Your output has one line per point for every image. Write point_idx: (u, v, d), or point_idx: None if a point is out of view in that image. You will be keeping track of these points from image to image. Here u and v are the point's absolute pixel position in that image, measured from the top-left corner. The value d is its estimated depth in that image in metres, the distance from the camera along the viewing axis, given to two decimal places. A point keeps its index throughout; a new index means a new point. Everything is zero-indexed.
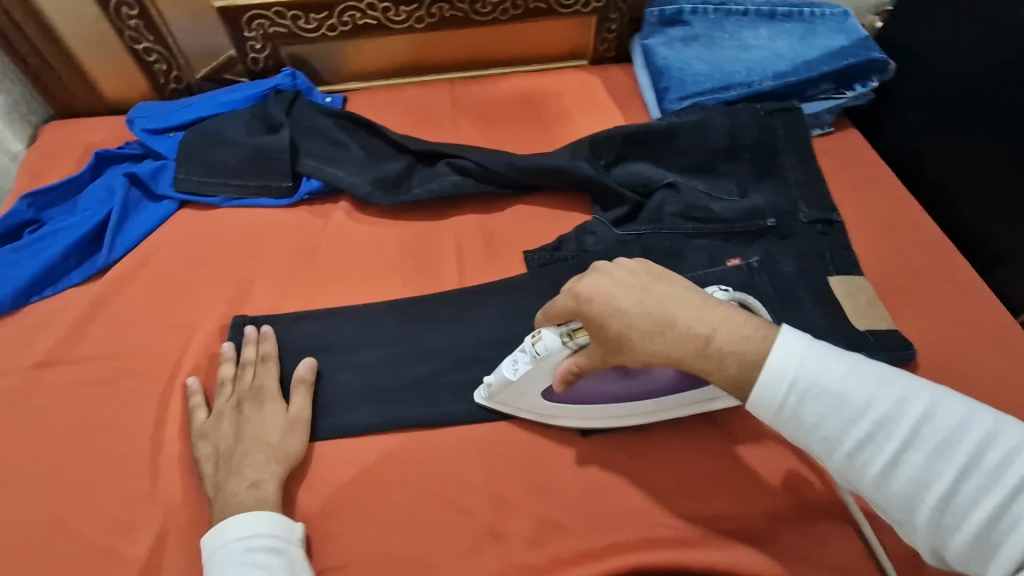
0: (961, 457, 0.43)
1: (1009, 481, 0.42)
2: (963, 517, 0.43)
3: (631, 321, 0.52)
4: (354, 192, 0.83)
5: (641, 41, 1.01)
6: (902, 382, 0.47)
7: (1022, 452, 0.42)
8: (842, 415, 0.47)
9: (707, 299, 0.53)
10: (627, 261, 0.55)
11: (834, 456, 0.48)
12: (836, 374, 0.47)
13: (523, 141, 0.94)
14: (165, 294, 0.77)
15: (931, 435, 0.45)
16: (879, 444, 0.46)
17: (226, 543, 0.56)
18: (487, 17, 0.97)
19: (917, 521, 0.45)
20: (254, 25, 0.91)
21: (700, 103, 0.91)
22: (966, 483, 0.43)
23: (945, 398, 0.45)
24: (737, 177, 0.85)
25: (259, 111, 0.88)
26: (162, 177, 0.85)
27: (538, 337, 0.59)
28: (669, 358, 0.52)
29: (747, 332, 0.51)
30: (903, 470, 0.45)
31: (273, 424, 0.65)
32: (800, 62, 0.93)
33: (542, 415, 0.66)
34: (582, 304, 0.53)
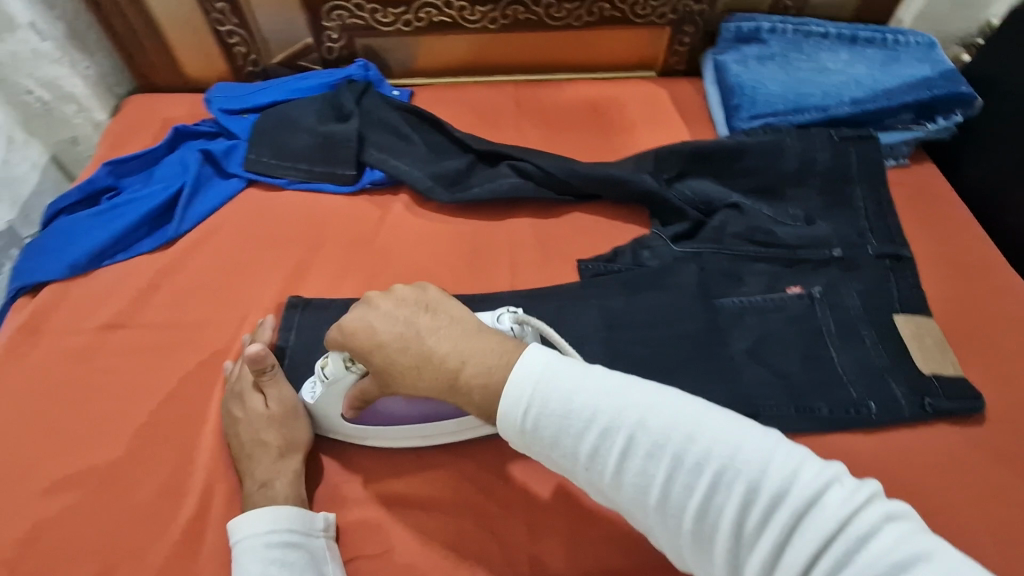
0: (669, 455, 0.45)
1: (705, 473, 0.43)
2: (679, 515, 0.44)
3: (389, 354, 0.53)
4: (415, 186, 0.84)
5: (713, 56, 0.99)
6: (618, 389, 0.47)
7: (727, 444, 0.44)
8: (576, 427, 0.47)
9: (467, 329, 0.53)
10: (402, 291, 0.56)
11: (577, 469, 0.48)
12: (569, 387, 0.47)
13: (584, 148, 0.93)
14: (226, 269, 0.79)
15: (644, 439, 0.45)
16: (607, 453, 0.46)
17: (248, 538, 0.57)
18: (560, 22, 0.97)
19: (650, 524, 0.46)
20: (333, 15, 0.93)
21: (772, 125, 0.90)
22: (676, 479, 0.44)
23: (651, 398, 0.47)
24: (804, 203, 0.83)
25: (331, 100, 0.90)
26: (233, 155, 0.87)
27: (326, 361, 0.61)
28: (423, 390, 0.53)
29: (493, 361, 0.50)
30: (627, 476, 0.46)
31: (278, 426, 0.64)
32: (879, 90, 0.90)
33: (349, 436, 0.66)
34: (344, 337, 0.55)
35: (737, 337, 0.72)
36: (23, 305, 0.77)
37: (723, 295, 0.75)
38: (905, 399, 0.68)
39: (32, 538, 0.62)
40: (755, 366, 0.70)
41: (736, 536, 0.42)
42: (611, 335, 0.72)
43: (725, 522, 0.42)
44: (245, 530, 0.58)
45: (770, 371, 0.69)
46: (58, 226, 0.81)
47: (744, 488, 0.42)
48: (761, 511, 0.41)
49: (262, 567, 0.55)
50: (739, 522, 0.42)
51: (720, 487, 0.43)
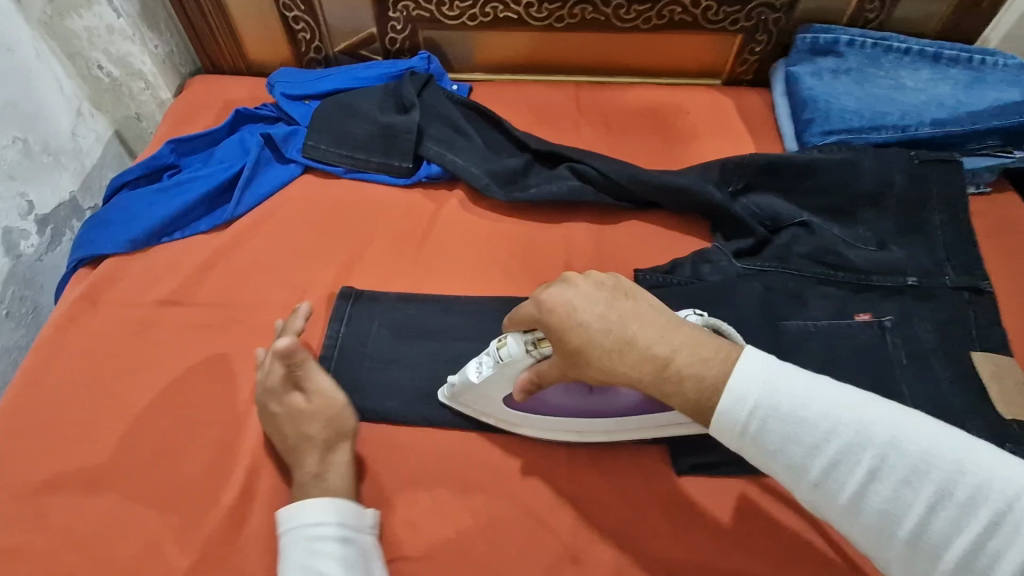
0: (931, 485, 0.39)
1: (981, 513, 0.37)
2: (939, 555, 0.38)
3: (591, 334, 0.49)
4: (472, 182, 0.83)
5: (784, 68, 0.95)
6: (864, 403, 0.43)
7: (1013, 482, 0.37)
8: (810, 438, 0.43)
9: (673, 320, 0.50)
10: (599, 275, 0.52)
11: (807, 484, 0.44)
12: (801, 393, 0.44)
13: (645, 154, 0.91)
14: (279, 253, 0.79)
15: (899, 460, 0.40)
16: (846, 471, 0.42)
17: (296, 528, 0.56)
18: (628, 23, 0.94)
19: (894, 557, 0.41)
20: (400, 6, 0.92)
21: (846, 141, 0.85)
22: (939, 514, 0.39)
23: (908, 417, 0.42)
24: (876, 226, 0.79)
25: (392, 91, 0.89)
26: (292, 141, 0.87)
27: (504, 340, 0.56)
28: (627, 377, 0.49)
29: (709, 356, 0.47)
30: (870, 500, 0.41)
31: (322, 419, 0.63)
32: (964, 112, 0.85)
33: (503, 420, 0.65)
34: (542, 311, 0.51)
35: (800, 362, 0.69)
36: (82, 276, 0.78)
37: (787, 317, 0.72)
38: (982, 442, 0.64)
39: (78, 507, 0.62)
40: None
41: None
42: None
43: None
44: (303, 527, 0.56)
45: None
46: (121, 200, 0.82)
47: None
48: None
49: (309, 560, 0.54)
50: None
51: (1000, 531, 0.36)
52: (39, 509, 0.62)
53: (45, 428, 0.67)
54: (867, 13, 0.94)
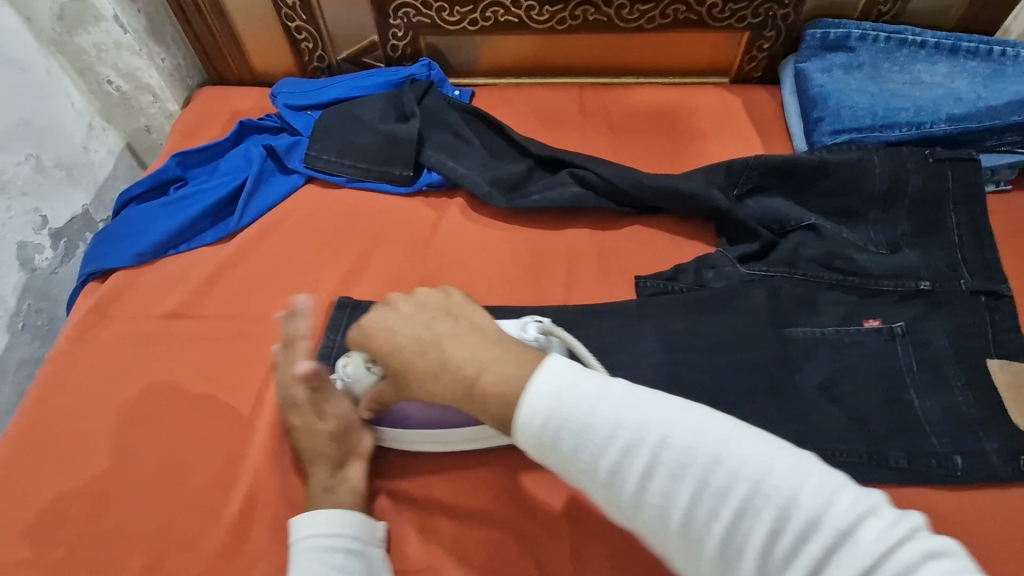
0: (693, 477, 0.43)
1: (732, 498, 0.42)
2: (701, 537, 0.42)
3: (406, 357, 0.53)
4: (472, 190, 0.83)
5: (794, 64, 0.93)
6: (643, 405, 0.46)
7: (755, 463, 0.42)
8: (599, 443, 0.45)
9: (483, 337, 0.52)
10: (425, 294, 0.56)
11: (597, 485, 0.46)
12: (590, 400, 0.46)
13: (649, 157, 0.89)
14: (282, 265, 0.80)
15: (668, 456, 0.44)
16: (631, 471, 0.44)
17: (313, 536, 0.57)
18: (631, 24, 0.92)
19: (668, 544, 0.44)
20: (400, 13, 0.92)
21: (857, 141, 0.83)
22: (701, 502, 0.42)
23: (676, 413, 0.45)
24: (888, 228, 0.76)
25: (393, 99, 0.89)
26: (295, 151, 0.88)
27: (347, 360, 0.65)
28: (437, 395, 0.51)
29: (510, 371, 0.49)
30: (650, 494, 0.44)
31: (334, 440, 0.63)
32: (982, 107, 0.82)
33: (369, 439, 0.67)
34: (364, 336, 0.55)
35: (807, 372, 0.67)
36: (92, 290, 0.80)
37: (794, 324, 0.70)
38: (995, 455, 0.62)
39: (91, 517, 0.64)
40: (828, 405, 0.65)
41: (762, 562, 0.41)
42: (670, 359, 0.68)
43: (752, 548, 0.41)
44: (310, 539, 0.57)
45: (843, 412, 0.64)
46: (129, 214, 0.83)
47: (775, 514, 0.40)
48: (792, 538, 0.40)
49: (324, 568, 0.55)
50: (766, 548, 0.40)
51: (746, 513, 0.41)
52: (54, 521, 0.64)
53: (60, 440, 0.69)
54: (881, 5, 0.90)
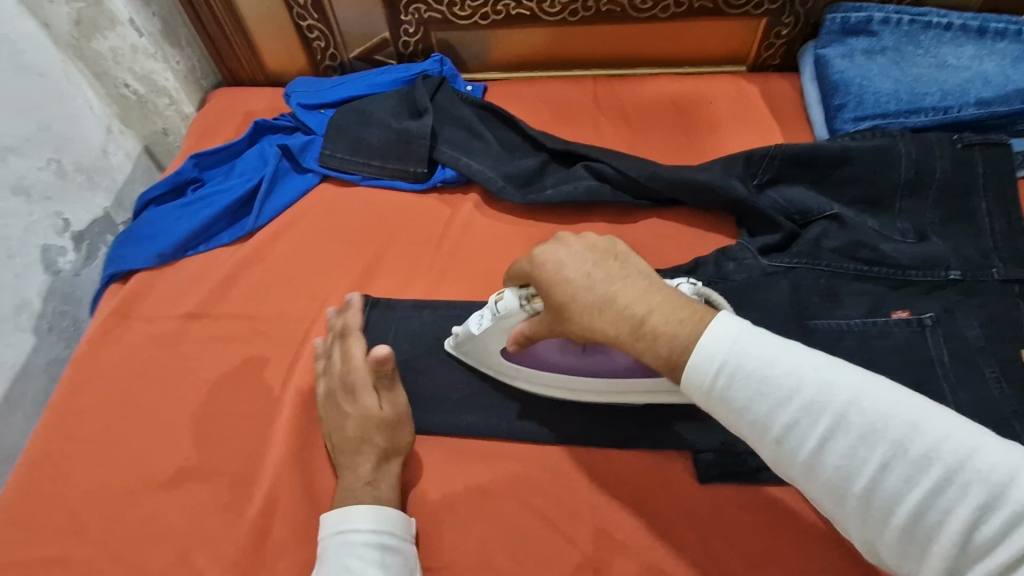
0: (884, 445, 0.40)
1: (926, 473, 0.38)
2: (889, 508, 0.39)
3: (575, 291, 0.51)
4: (487, 186, 0.82)
5: (813, 50, 0.91)
6: (827, 365, 0.43)
7: (957, 442, 0.38)
8: (777, 399, 0.43)
9: (654, 282, 0.51)
10: (593, 237, 0.54)
11: (765, 442, 0.44)
12: (768, 358, 0.44)
13: (665, 149, 0.88)
14: (298, 264, 0.80)
15: (855, 421, 0.41)
16: (811, 430, 0.42)
17: (350, 531, 0.56)
18: (646, 13, 0.91)
19: (843, 511, 0.42)
20: (411, 9, 0.92)
21: (880, 127, 0.81)
22: (889, 473, 0.39)
23: (864, 382, 0.42)
24: (915, 217, 0.74)
25: (406, 96, 0.89)
26: (309, 150, 0.88)
27: (501, 295, 0.60)
28: (602, 330, 0.50)
29: (684, 315, 0.48)
30: (830, 456, 0.41)
31: (386, 429, 0.63)
32: (1012, 90, 0.79)
33: (499, 373, 0.68)
34: (534, 268, 0.54)
35: None
36: (114, 291, 0.81)
37: (818, 316, 0.69)
38: None
39: (116, 516, 0.65)
40: None
41: (959, 542, 0.37)
42: None
43: (948, 528, 0.37)
44: (348, 533, 0.57)
45: None
46: (147, 216, 0.84)
47: (978, 496, 0.37)
48: (998, 522, 0.36)
49: (361, 565, 0.54)
50: (966, 528, 0.37)
51: (944, 489, 0.38)
52: (80, 519, 0.65)
53: (85, 440, 0.70)
54: None
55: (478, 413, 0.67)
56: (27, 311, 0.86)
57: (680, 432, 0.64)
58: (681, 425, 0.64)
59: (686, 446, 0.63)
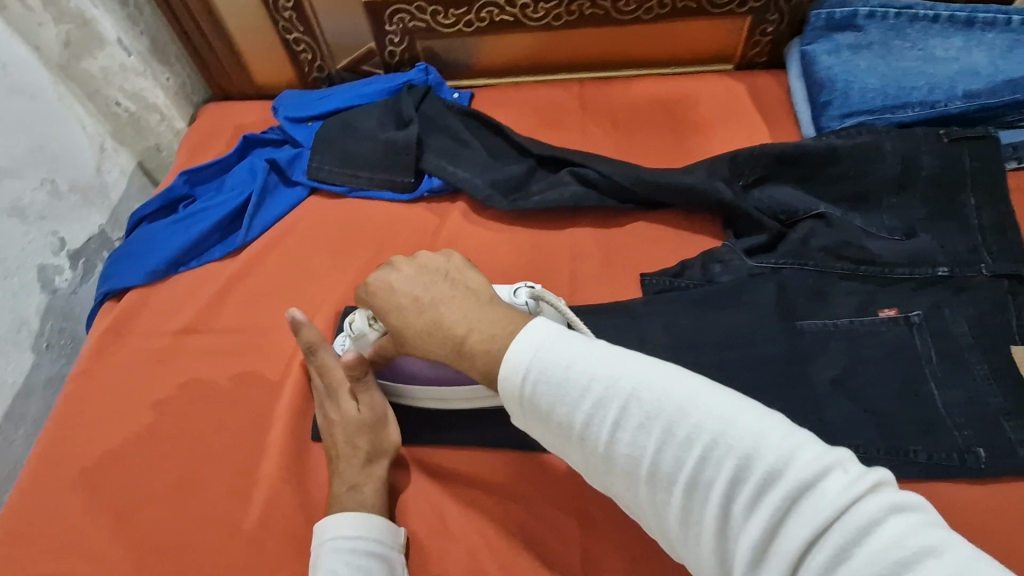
0: (660, 428, 0.42)
1: (694, 450, 0.41)
2: (668, 488, 0.41)
3: (404, 315, 0.55)
4: (473, 194, 0.82)
5: (799, 47, 0.90)
6: (614, 359, 0.46)
7: (718, 419, 0.41)
8: (572, 395, 0.45)
9: (472, 298, 0.54)
10: (426, 257, 0.58)
11: (572, 440, 0.46)
12: (567, 357, 0.46)
13: (651, 151, 0.88)
14: (289, 277, 0.81)
15: (639, 410, 0.43)
16: (601, 422, 0.44)
17: (340, 539, 0.58)
18: (629, 15, 0.91)
19: (639, 500, 0.44)
20: (396, 19, 0.92)
21: (867, 124, 0.80)
22: (666, 456, 0.42)
23: (648, 372, 0.45)
24: (904, 214, 0.74)
25: (391, 106, 0.89)
26: (297, 164, 0.89)
27: (353, 318, 0.66)
28: (429, 350, 0.54)
29: (498, 329, 0.50)
30: (619, 445, 0.43)
31: (366, 432, 0.64)
32: (1002, 81, 0.78)
33: None
34: (369, 296, 0.58)
35: (820, 366, 0.65)
36: (109, 309, 0.82)
37: (806, 317, 0.69)
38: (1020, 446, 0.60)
39: (114, 531, 0.66)
40: (841, 399, 0.63)
41: (724, 516, 0.39)
42: (677, 357, 0.67)
43: (713, 502, 0.39)
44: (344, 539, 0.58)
45: (858, 406, 0.63)
46: (140, 234, 0.85)
47: (732, 466, 0.39)
48: (752, 491, 0.38)
49: (349, 572, 0.56)
50: (724, 497, 0.39)
51: (709, 463, 0.40)
52: (78, 534, 0.66)
53: (83, 456, 0.71)
54: None
55: (465, 423, 0.67)
56: (27, 329, 0.88)
57: None
58: None
59: None
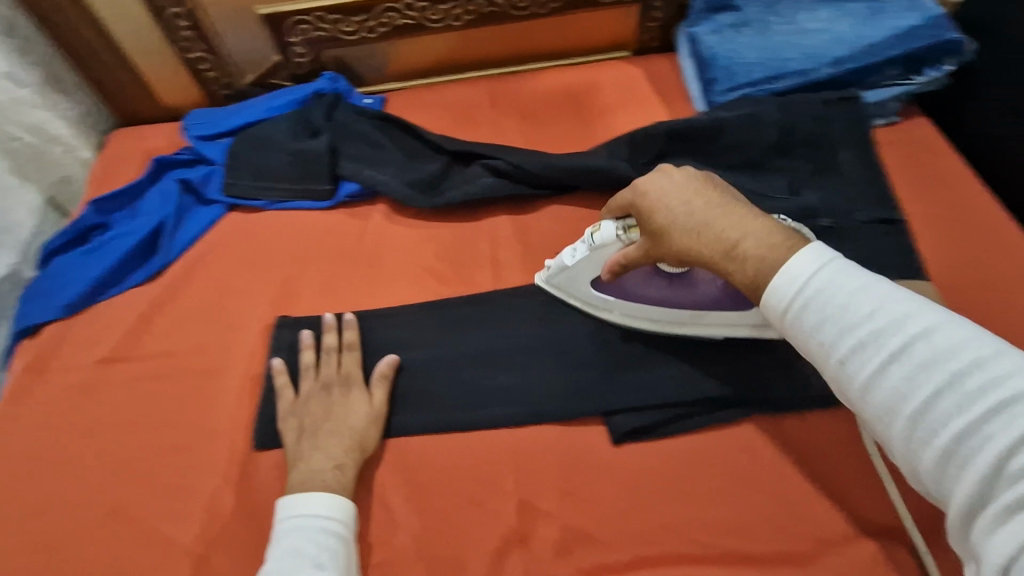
0: (944, 373, 0.40)
1: (980, 402, 0.39)
2: (932, 430, 0.40)
3: (673, 215, 0.57)
4: (392, 195, 0.84)
5: (685, 30, 0.96)
6: (908, 300, 0.44)
7: (1012, 377, 0.38)
8: (845, 322, 0.45)
9: (752, 210, 0.55)
10: (692, 170, 0.60)
11: (828, 363, 0.47)
12: (852, 288, 0.46)
13: (562, 138, 0.92)
14: (212, 295, 0.80)
15: (922, 349, 0.42)
16: (869, 352, 0.44)
17: (307, 516, 0.58)
18: (524, 12, 0.95)
19: (891, 436, 0.43)
20: (297, 30, 0.93)
21: (749, 96, 0.87)
22: (941, 399, 0.40)
23: (945, 319, 0.42)
24: (790, 174, 0.80)
25: (300, 116, 0.90)
26: (211, 181, 0.88)
27: (599, 227, 0.64)
28: (700, 252, 0.56)
29: (775, 240, 0.52)
30: (885, 379, 0.43)
31: (367, 420, 0.66)
32: (866, 46, 0.84)
33: (588, 305, 0.72)
34: (636, 195, 0.61)
35: None
36: (25, 347, 0.80)
37: None
38: None
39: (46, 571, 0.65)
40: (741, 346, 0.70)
41: (993, 473, 0.37)
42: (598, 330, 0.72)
43: (984, 457, 0.37)
44: (304, 517, 0.58)
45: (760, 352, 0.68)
46: (53, 267, 0.83)
47: (1021, 429, 0.37)
48: None
49: (314, 549, 0.56)
50: (1002, 459, 0.37)
51: (994, 421, 0.38)
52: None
53: (9, 499, 0.69)
54: None
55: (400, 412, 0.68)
56: None
57: (596, 395, 0.68)
58: (594, 393, 0.68)
59: (600, 412, 0.67)
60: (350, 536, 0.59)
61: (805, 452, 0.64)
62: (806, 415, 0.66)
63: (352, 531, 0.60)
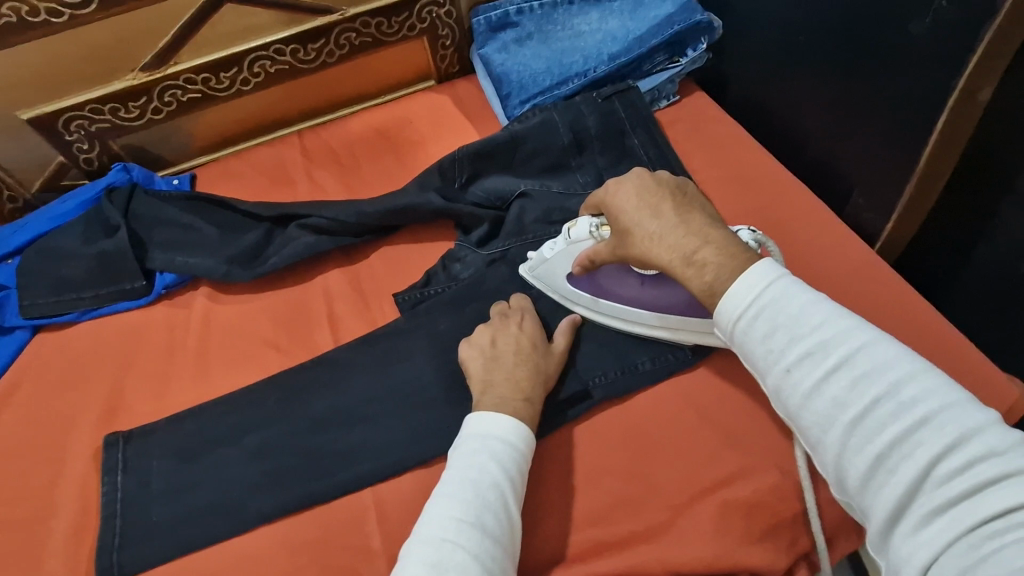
0: (881, 384, 0.46)
1: (908, 413, 0.45)
2: (867, 441, 0.46)
3: (639, 218, 0.60)
4: (211, 276, 0.80)
5: (476, 53, 1.00)
6: (845, 316, 0.50)
7: (930, 393, 0.45)
8: (792, 334, 0.50)
9: (714, 222, 0.59)
10: (661, 175, 0.64)
11: (775, 373, 0.51)
12: (798, 303, 0.50)
13: (382, 178, 0.92)
14: (30, 432, 0.73)
15: (858, 362, 0.47)
16: (815, 364, 0.49)
17: (490, 433, 0.59)
18: (314, 63, 0.95)
19: (829, 443, 0.48)
20: (73, 126, 0.87)
21: (541, 103, 0.91)
22: (877, 410, 0.46)
23: (875, 338, 0.48)
24: (591, 167, 0.85)
25: (95, 216, 0.85)
26: (7, 307, 0.81)
27: (574, 223, 0.68)
28: (659, 257, 0.59)
29: (736, 252, 0.55)
30: (828, 388, 0.48)
31: (547, 362, 0.67)
32: (632, 38, 0.91)
33: (564, 298, 0.73)
34: (606, 194, 0.64)
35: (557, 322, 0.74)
36: None
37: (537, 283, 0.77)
38: None
39: None
40: (579, 341, 0.72)
41: (920, 479, 0.43)
42: (441, 360, 0.72)
43: (915, 462, 0.43)
44: (486, 429, 0.59)
45: (594, 343, 0.72)
46: None
47: (942, 438, 0.43)
48: (957, 463, 0.42)
49: (493, 465, 0.57)
50: (929, 465, 0.43)
51: (918, 432, 0.44)
52: None
53: None
54: None
55: (256, 498, 0.65)
56: None
57: (447, 431, 0.68)
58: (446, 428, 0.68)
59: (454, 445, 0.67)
60: (521, 465, 0.59)
61: (651, 424, 0.67)
62: (646, 391, 0.69)
63: (523, 462, 0.59)
